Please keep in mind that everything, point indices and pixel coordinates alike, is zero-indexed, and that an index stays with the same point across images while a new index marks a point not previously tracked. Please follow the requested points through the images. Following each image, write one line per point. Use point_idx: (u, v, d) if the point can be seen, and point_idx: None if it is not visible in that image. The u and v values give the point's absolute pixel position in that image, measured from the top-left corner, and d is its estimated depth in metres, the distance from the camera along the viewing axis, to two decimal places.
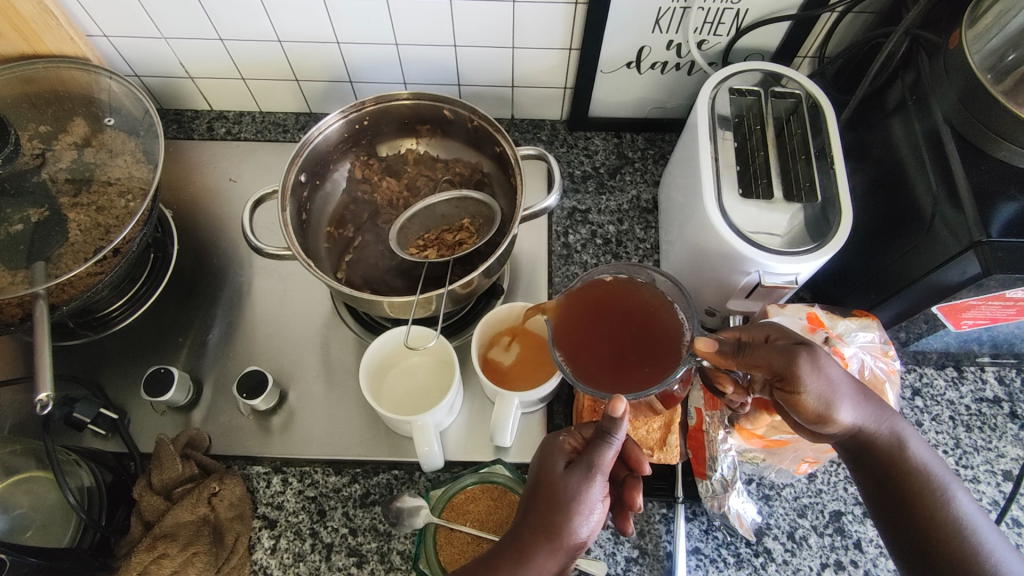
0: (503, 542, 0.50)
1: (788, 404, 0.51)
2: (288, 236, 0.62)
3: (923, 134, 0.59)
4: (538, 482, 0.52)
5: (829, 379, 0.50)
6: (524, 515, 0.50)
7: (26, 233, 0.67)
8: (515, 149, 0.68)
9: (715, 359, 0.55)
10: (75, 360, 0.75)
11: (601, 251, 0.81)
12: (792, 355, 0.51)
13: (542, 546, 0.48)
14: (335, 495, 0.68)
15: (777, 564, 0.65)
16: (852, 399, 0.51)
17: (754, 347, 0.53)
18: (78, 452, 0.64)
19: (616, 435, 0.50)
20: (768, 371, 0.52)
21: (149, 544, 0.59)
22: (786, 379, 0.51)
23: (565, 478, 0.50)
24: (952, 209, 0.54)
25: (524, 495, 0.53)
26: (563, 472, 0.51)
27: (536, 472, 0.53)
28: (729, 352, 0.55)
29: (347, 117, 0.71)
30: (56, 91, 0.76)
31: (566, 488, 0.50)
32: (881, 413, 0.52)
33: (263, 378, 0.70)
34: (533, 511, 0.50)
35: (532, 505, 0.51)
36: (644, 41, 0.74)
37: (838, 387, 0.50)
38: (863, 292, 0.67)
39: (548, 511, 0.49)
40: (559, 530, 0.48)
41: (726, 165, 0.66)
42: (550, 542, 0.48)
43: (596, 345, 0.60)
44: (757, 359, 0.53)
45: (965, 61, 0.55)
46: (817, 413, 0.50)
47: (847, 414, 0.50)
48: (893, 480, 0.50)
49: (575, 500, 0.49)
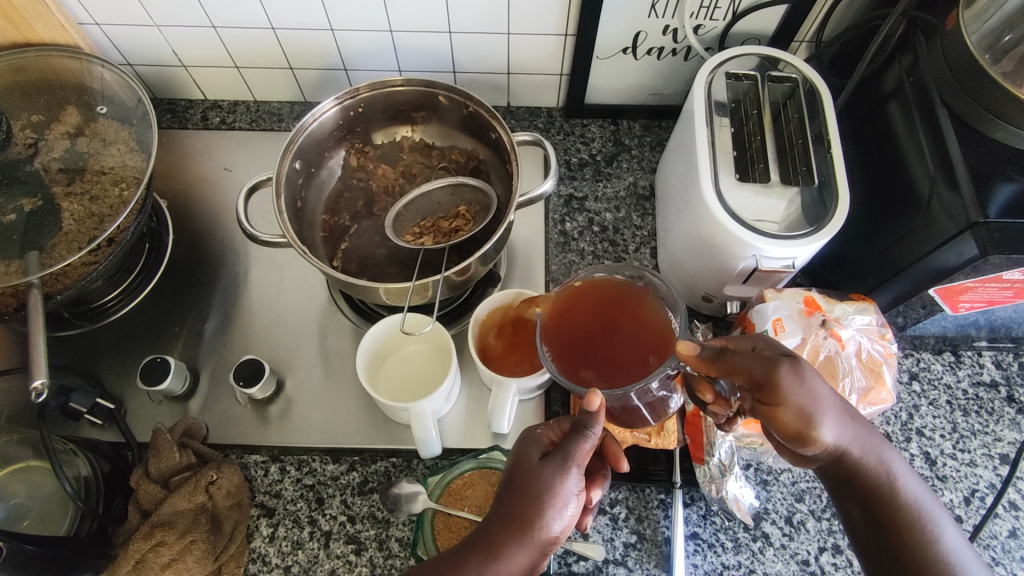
0: (473, 535, 0.48)
1: (766, 413, 0.50)
2: (283, 223, 0.61)
3: (920, 118, 0.59)
4: (512, 475, 0.51)
5: (811, 391, 0.48)
6: (495, 507, 0.49)
7: (18, 222, 0.66)
8: (511, 135, 0.68)
9: (696, 364, 0.53)
10: (71, 350, 0.75)
11: (598, 238, 0.80)
12: (772, 364, 0.49)
13: (514, 538, 0.47)
14: (333, 483, 0.68)
15: (775, 549, 0.65)
16: (835, 415, 0.49)
17: (735, 353, 0.51)
18: (74, 441, 0.64)
19: (593, 429, 0.51)
20: (747, 379, 0.51)
21: (147, 532, 0.59)
22: (764, 387, 0.49)
23: (540, 470, 0.50)
24: (949, 191, 0.54)
25: (499, 489, 0.52)
26: (539, 463, 0.51)
27: (512, 464, 0.52)
28: (709, 356, 0.52)
29: (342, 104, 0.71)
30: (48, 81, 0.75)
31: (542, 478, 0.49)
32: (867, 437, 0.50)
33: (259, 366, 0.69)
34: (507, 501, 0.49)
35: (506, 496, 0.50)
36: (640, 27, 0.74)
37: (821, 401, 0.48)
38: (859, 277, 0.67)
39: (522, 501, 0.48)
40: (531, 521, 0.47)
41: (723, 152, 0.65)
42: (521, 534, 0.47)
43: (584, 348, 0.58)
44: (736, 366, 0.51)
45: (963, 42, 0.54)
46: (795, 424, 0.48)
47: (828, 430, 0.48)
48: (872, 500, 0.48)
49: (550, 490, 0.48)
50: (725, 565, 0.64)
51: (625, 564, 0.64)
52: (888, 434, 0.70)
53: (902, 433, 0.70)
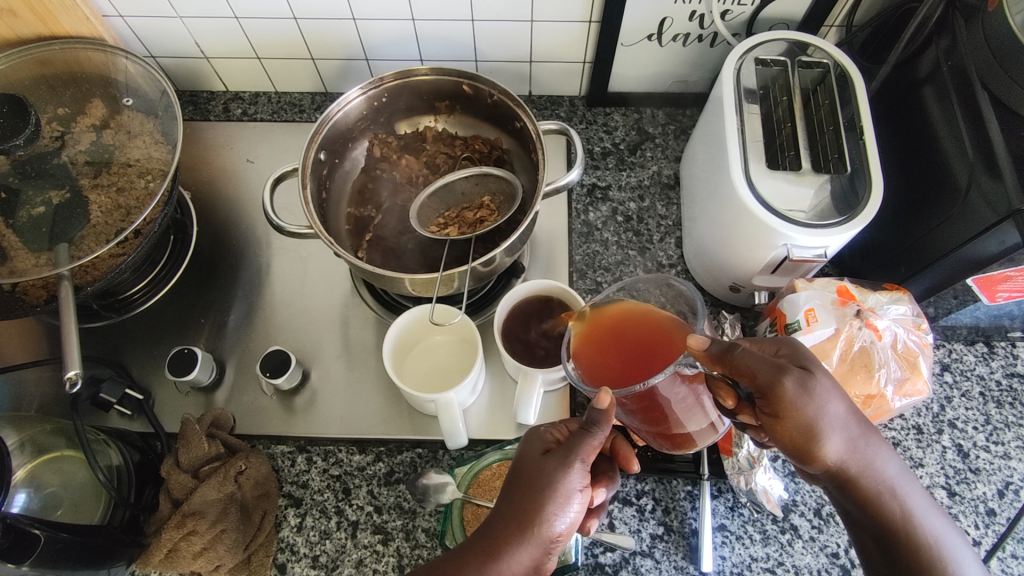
0: (476, 534, 0.48)
1: (769, 423, 0.49)
2: (310, 213, 0.61)
3: (960, 103, 0.57)
4: (516, 474, 0.51)
5: (819, 406, 0.47)
6: (497, 506, 0.49)
7: (48, 215, 0.67)
8: (537, 124, 0.67)
9: (704, 360, 0.50)
10: (98, 341, 0.76)
11: (622, 229, 0.80)
12: (779, 374, 0.47)
13: (517, 536, 0.46)
14: (359, 473, 0.68)
15: (804, 541, 0.65)
16: (840, 428, 0.48)
17: (743, 354, 0.48)
18: (106, 432, 0.65)
19: (602, 427, 0.50)
20: (751, 383, 0.49)
21: (179, 521, 0.59)
22: (768, 399, 0.48)
23: (544, 466, 0.50)
24: (989, 178, 0.53)
25: (503, 488, 0.52)
26: (542, 459, 0.51)
27: (516, 462, 0.52)
28: (714, 354, 0.49)
29: (367, 94, 0.70)
30: (74, 73, 0.76)
31: (546, 474, 0.49)
32: (877, 461, 0.49)
33: (285, 357, 0.70)
34: (511, 497, 0.49)
35: (509, 493, 0.49)
36: (667, 12, 0.72)
37: (827, 415, 0.48)
38: (892, 267, 0.66)
39: (525, 498, 0.48)
40: (535, 519, 0.47)
41: (753, 139, 0.64)
42: (524, 531, 0.47)
43: (610, 357, 0.56)
44: (741, 368, 0.48)
45: (1007, 22, 0.52)
46: (797, 437, 0.48)
47: (832, 446, 0.48)
48: (872, 512, 0.49)
49: (552, 485, 0.48)
50: (754, 557, 0.64)
51: (651, 555, 0.64)
52: (919, 426, 0.69)
53: (933, 425, 0.69)
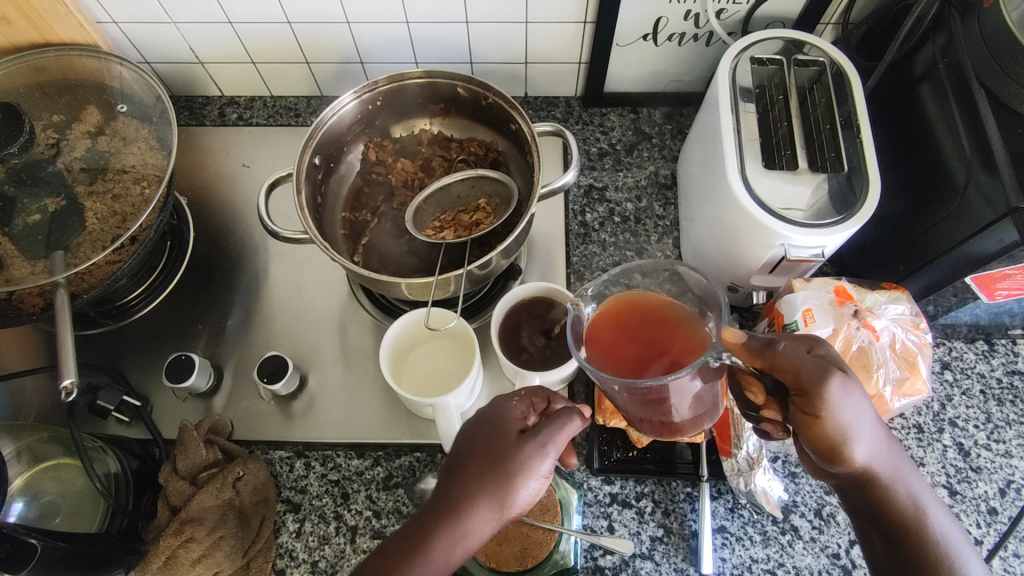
0: (429, 506, 0.43)
1: (803, 422, 0.48)
2: (305, 219, 0.61)
3: (956, 100, 0.57)
4: (476, 438, 0.46)
5: (857, 408, 0.46)
6: (452, 474, 0.44)
7: (44, 223, 0.67)
8: (532, 126, 0.66)
9: (741, 354, 0.49)
10: (97, 348, 0.75)
11: (619, 230, 0.79)
12: (825, 374, 0.46)
13: (487, 506, 0.42)
14: (358, 478, 0.68)
15: (804, 542, 0.64)
16: (871, 432, 0.47)
17: (787, 351, 0.48)
18: (104, 439, 0.65)
19: (575, 422, 0.47)
20: (791, 380, 0.47)
21: (177, 528, 0.59)
22: (808, 398, 0.46)
23: (511, 443, 0.44)
24: (987, 175, 0.52)
25: (456, 453, 0.46)
26: (510, 434, 0.45)
27: (478, 427, 0.47)
28: (756, 347, 0.48)
29: (361, 97, 0.70)
30: (69, 80, 0.75)
31: (514, 452, 0.44)
32: (900, 467, 0.48)
33: (283, 362, 0.69)
34: (470, 471, 0.43)
35: (467, 465, 0.44)
36: (662, 12, 0.72)
37: (859, 417, 0.47)
38: (890, 265, 0.66)
39: (486, 475, 0.43)
40: (506, 487, 0.42)
41: (749, 138, 0.63)
42: (494, 498, 0.42)
43: (633, 353, 0.53)
44: (784, 365, 0.47)
45: (1003, 18, 0.52)
46: (832, 438, 0.47)
47: (863, 449, 0.47)
48: (886, 513, 0.48)
49: (521, 467, 0.43)
50: (754, 558, 0.64)
51: (651, 557, 0.64)
52: (920, 425, 0.69)
53: (934, 424, 0.69)
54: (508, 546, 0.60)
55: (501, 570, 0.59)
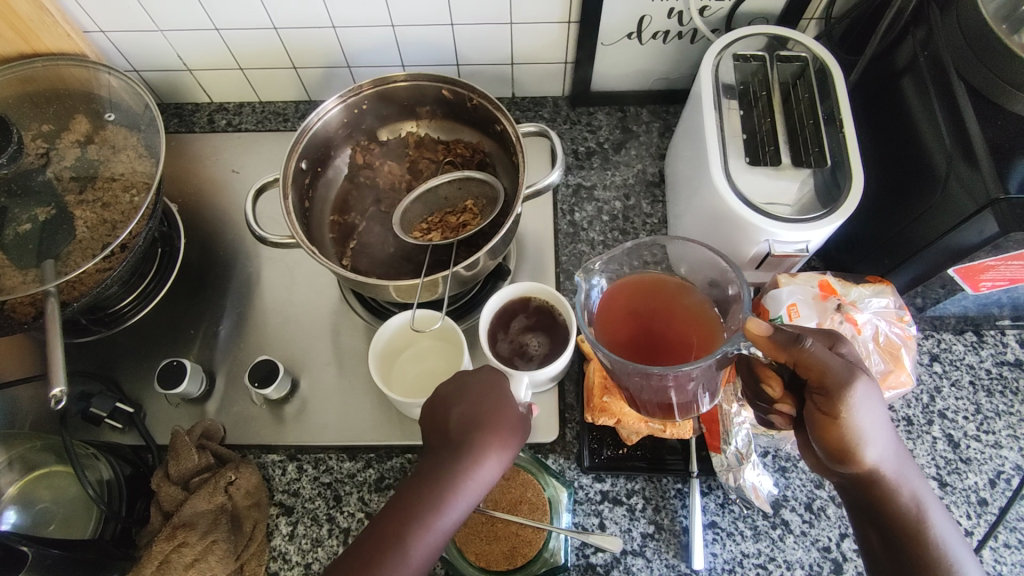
0: (443, 463, 0.52)
1: (819, 421, 0.48)
2: (291, 223, 0.61)
3: (936, 93, 0.57)
4: (459, 395, 0.56)
5: (873, 411, 0.47)
6: (453, 425, 0.54)
7: (34, 232, 0.67)
8: (516, 127, 0.66)
9: (765, 347, 0.49)
10: (89, 356, 0.76)
11: (608, 228, 0.80)
12: (849, 375, 0.47)
13: (491, 442, 0.53)
14: (350, 480, 0.69)
15: (795, 536, 0.64)
16: (885, 435, 0.48)
17: (814, 349, 0.48)
18: (96, 445, 0.65)
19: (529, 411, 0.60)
20: (815, 379, 0.48)
21: (169, 533, 0.59)
22: (830, 397, 0.47)
23: (508, 419, 0.55)
24: (967, 167, 0.52)
25: (457, 415, 0.55)
26: (506, 407, 0.55)
27: (475, 396, 0.56)
28: (784, 342, 0.48)
29: (346, 102, 0.70)
30: (57, 90, 0.76)
31: (511, 426, 0.54)
32: (908, 472, 0.49)
33: (274, 366, 0.70)
34: (479, 435, 0.53)
35: (473, 429, 0.53)
36: (645, 11, 0.72)
37: (876, 419, 0.48)
38: (875, 258, 0.66)
39: (493, 442, 0.53)
40: (502, 426, 0.54)
41: (732, 135, 0.64)
42: (495, 442, 0.53)
43: (650, 341, 0.56)
44: (810, 364, 0.48)
45: (979, 12, 0.53)
46: (845, 437, 0.47)
47: (875, 451, 0.48)
48: (889, 516, 0.49)
49: (514, 439, 0.54)
50: (745, 553, 0.64)
51: (643, 554, 0.64)
52: (909, 417, 0.69)
53: (923, 416, 0.69)
54: (497, 546, 0.61)
55: (490, 570, 0.60)
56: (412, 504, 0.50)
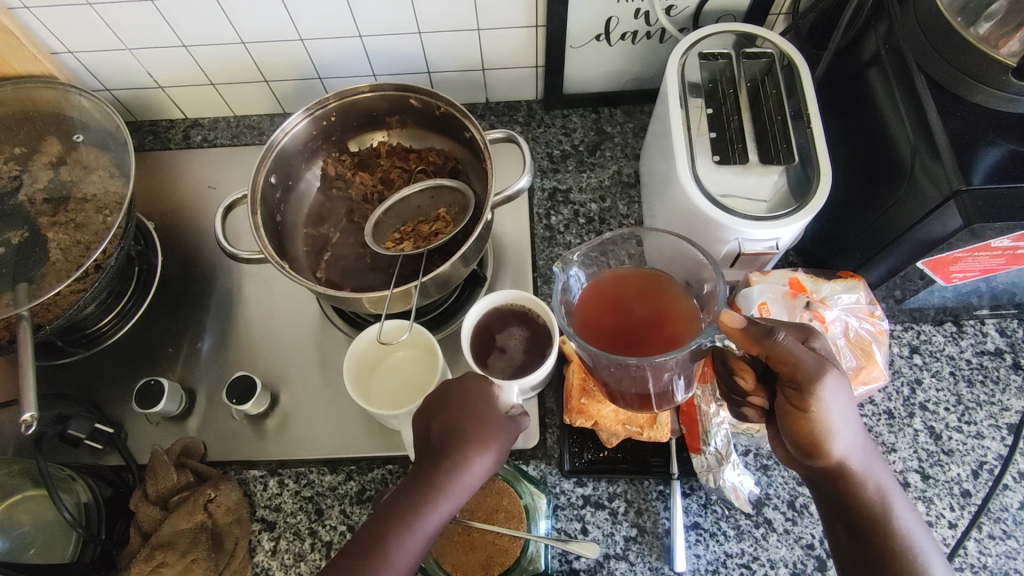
0: (420, 473, 0.51)
1: (792, 412, 0.48)
2: (260, 239, 0.61)
3: (900, 86, 0.57)
4: (442, 405, 0.56)
5: (842, 404, 0.47)
6: (435, 434, 0.54)
7: (8, 255, 0.67)
8: (483, 133, 0.66)
9: (739, 339, 0.49)
10: (68, 378, 0.76)
11: (584, 231, 0.79)
12: (821, 369, 0.46)
13: (471, 448, 0.52)
14: (332, 493, 0.68)
15: (778, 534, 0.64)
16: (853, 429, 0.48)
17: (787, 341, 0.47)
18: (73, 467, 0.65)
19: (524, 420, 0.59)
20: (786, 371, 0.47)
21: (148, 554, 0.59)
22: (801, 389, 0.46)
23: (488, 425, 0.54)
24: (931, 157, 0.52)
25: (439, 424, 0.54)
26: (487, 413, 0.55)
27: (456, 403, 0.55)
28: (756, 334, 0.48)
29: (313, 115, 0.70)
30: (27, 112, 0.76)
31: (491, 432, 0.53)
32: (875, 466, 0.49)
33: (251, 382, 0.70)
34: (456, 442, 0.52)
35: (452, 436, 0.53)
36: (612, 12, 0.72)
37: (845, 413, 0.47)
38: (848, 253, 0.66)
39: (470, 449, 0.52)
40: (484, 431, 0.53)
41: (698, 134, 0.64)
42: (473, 448, 0.52)
43: (629, 332, 0.55)
44: (783, 356, 0.47)
45: (936, 5, 0.53)
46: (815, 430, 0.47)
47: (844, 444, 0.48)
48: (856, 510, 0.48)
49: (495, 445, 0.53)
50: (728, 553, 0.64)
51: (626, 558, 0.64)
52: (890, 411, 0.69)
53: (904, 408, 0.69)
54: (475, 555, 0.60)
55: None
56: (390, 512, 0.49)
